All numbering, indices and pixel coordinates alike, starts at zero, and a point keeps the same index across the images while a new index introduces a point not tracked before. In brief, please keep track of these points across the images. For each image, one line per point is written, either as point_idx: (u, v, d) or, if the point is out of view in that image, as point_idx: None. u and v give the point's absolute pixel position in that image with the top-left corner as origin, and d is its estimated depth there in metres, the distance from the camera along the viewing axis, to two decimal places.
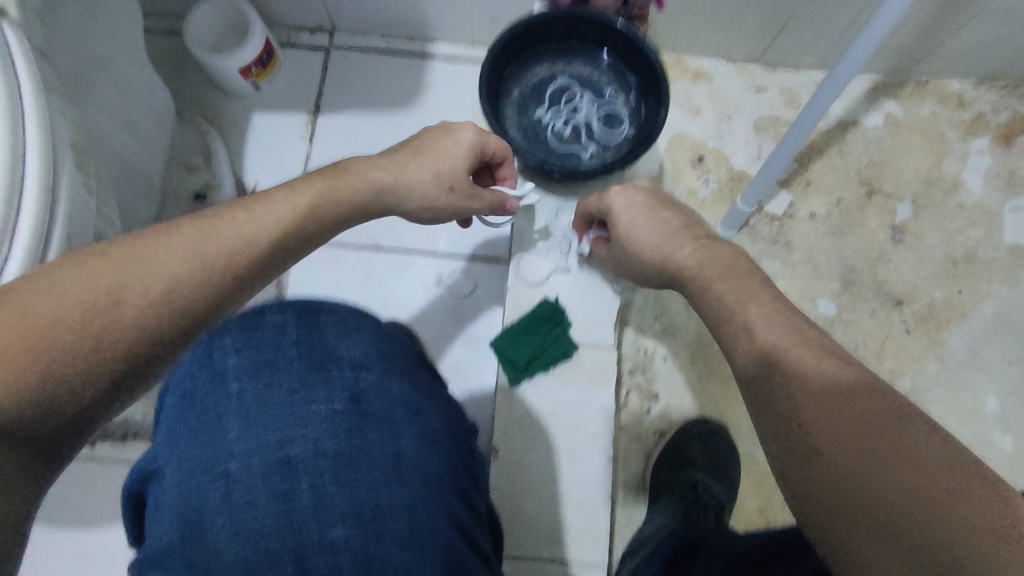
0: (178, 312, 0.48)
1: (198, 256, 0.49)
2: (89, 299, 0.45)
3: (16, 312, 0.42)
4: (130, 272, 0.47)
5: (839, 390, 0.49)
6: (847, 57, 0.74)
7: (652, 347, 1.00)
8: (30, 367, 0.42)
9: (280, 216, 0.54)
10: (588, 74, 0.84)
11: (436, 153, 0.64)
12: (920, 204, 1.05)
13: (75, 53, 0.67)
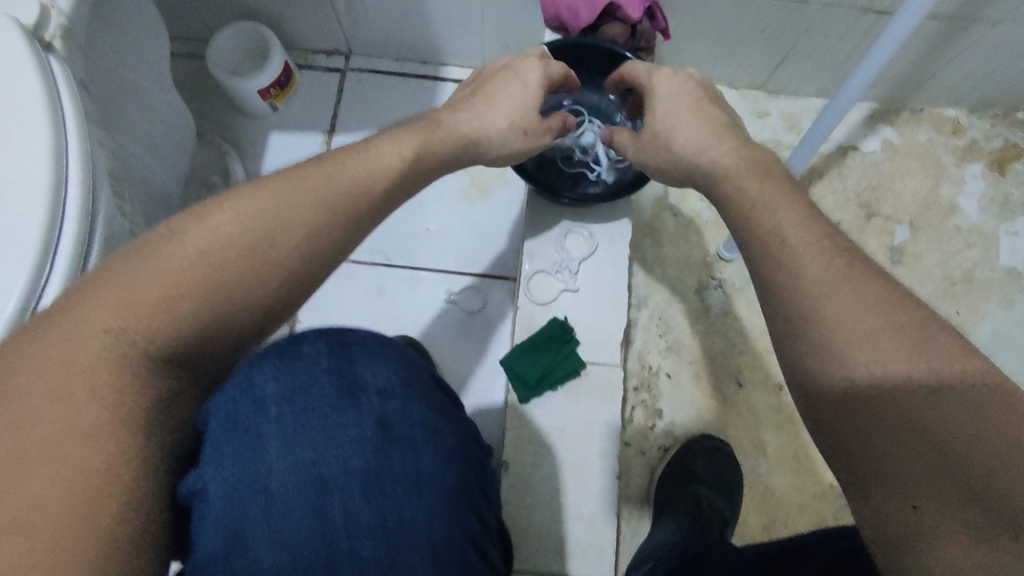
0: (313, 255, 0.50)
1: (328, 199, 0.51)
2: (240, 242, 0.47)
3: (185, 253, 0.46)
4: (272, 216, 0.49)
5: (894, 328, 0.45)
6: (846, 87, 0.77)
7: (657, 364, 1.02)
8: (200, 302, 0.46)
9: (389, 166, 0.54)
10: (595, 101, 0.87)
11: (502, 93, 0.62)
12: (918, 226, 1.08)
13: (108, 81, 0.71)
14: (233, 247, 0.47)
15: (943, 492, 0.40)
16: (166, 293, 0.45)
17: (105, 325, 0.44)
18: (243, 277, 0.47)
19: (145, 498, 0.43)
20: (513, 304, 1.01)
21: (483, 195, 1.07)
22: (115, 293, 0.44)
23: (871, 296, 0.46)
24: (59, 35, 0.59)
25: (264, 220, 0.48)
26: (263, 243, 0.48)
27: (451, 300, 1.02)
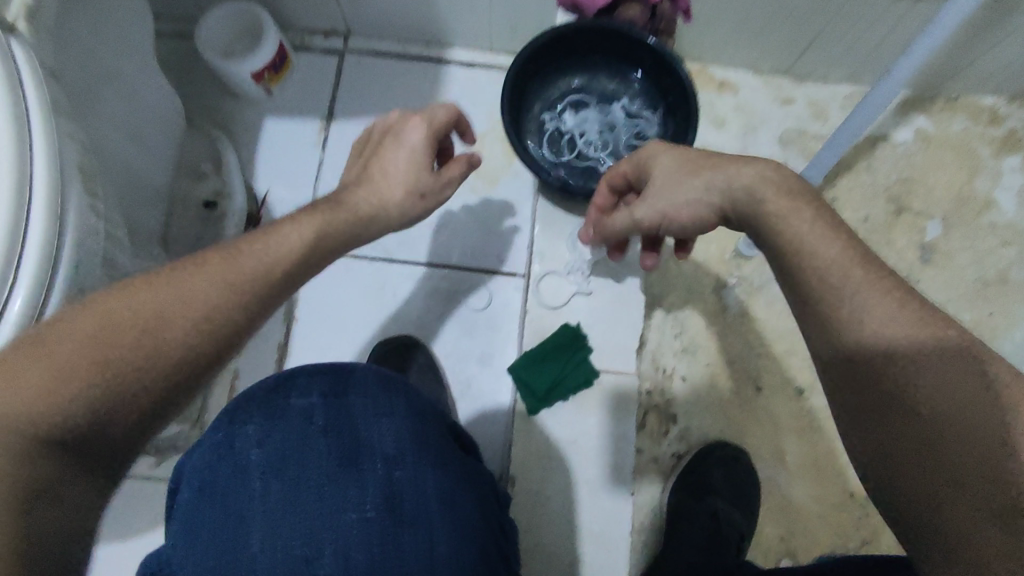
0: (210, 338, 0.48)
1: (227, 282, 0.49)
2: (130, 326, 0.45)
3: (75, 336, 0.44)
4: (167, 302, 0.47)
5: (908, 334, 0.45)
6: (888, 76, 0.71)
7: (672, 367, 0.97)
8: (87, 388, 0.43)
9: (296, 242, 0.52)
10: (613, 90, 0.81)
11: (393, 159, 0.59)
12: (951, 223, 1.02)
13: (84, 68, 0.65)
14: (123, 330, 0.45)
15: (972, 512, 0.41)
16: (47, 377, 0.42)
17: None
18: (135, 361, 0.45)
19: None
20: (519, 304, 0.95)
21: (488, 187, 1.01)
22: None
23: (888, 322, 0.45)
24: (23, 16, 0.54)
25: (158, 303, 0.46)
26: (156, 327, 0.46)
27: (455, 298, 0.97)
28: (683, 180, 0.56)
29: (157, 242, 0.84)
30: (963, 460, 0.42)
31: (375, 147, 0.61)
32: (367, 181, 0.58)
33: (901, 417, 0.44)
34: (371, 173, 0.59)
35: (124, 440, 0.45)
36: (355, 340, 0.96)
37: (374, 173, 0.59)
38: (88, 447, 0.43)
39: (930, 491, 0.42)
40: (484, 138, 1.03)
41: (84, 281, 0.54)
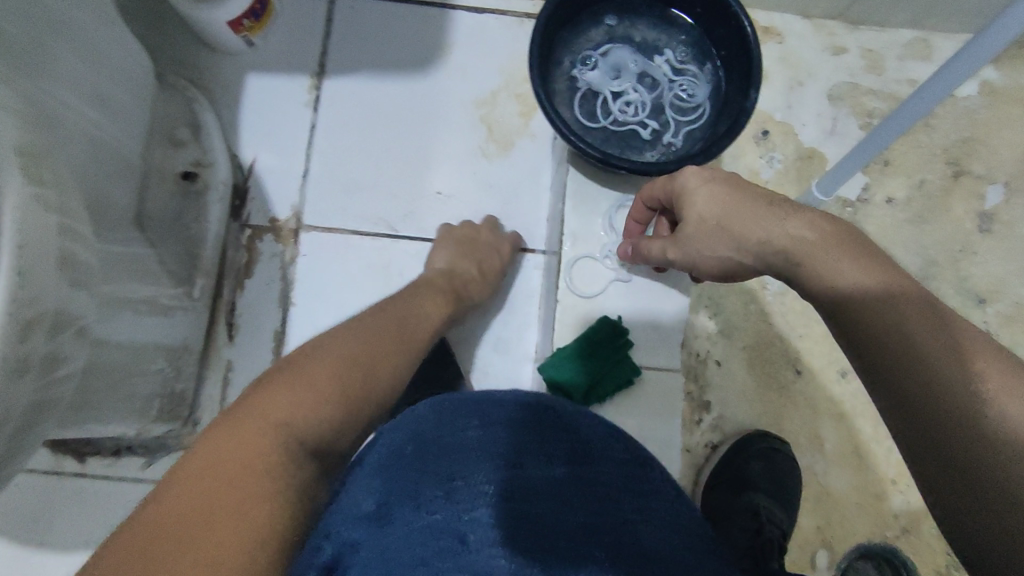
0: (401, 376, 0.59)
1: (405, 334, 0.62)
2: (353, 363, 0.56)
3: (319, 371, 0.54)
4: (378, 344, 0.59)
5: (928, 329, 0.44)
6: (973, 47, 0.59)
7: (707, 351, 0.88)
8: (334, 412, 0.52)
9: (437, 310, 0.69)
10: (654, 41, 0.70)
11: (490, 265, 0.80)
12: (1014, 188, 0.92)
13: (20, 11, 0.53)
14: (354, 367, 0.55)
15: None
16: (308, 399, 0.51)
17: (271, 421, 0.49)
18: (361, 390, 0.55)
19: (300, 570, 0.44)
20: (541, 286, 0.87)
21: (503, 152, 0.90)
22: (267, 396, 0.51)
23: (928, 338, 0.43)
24: None
25: (367, 347, 0.58)
26: (373, 365, 0.57)
27: None
28: (718, 232, 0.54)
29: (133, 220, 0.73)
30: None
31: (470, 235, 0.82)
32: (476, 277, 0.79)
33: (928, 422, 0.42)
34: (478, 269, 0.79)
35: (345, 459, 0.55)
36: None
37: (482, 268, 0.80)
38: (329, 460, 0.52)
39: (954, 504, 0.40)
40: (497, 96, 0.91)
41: (36, 291, 0.44)
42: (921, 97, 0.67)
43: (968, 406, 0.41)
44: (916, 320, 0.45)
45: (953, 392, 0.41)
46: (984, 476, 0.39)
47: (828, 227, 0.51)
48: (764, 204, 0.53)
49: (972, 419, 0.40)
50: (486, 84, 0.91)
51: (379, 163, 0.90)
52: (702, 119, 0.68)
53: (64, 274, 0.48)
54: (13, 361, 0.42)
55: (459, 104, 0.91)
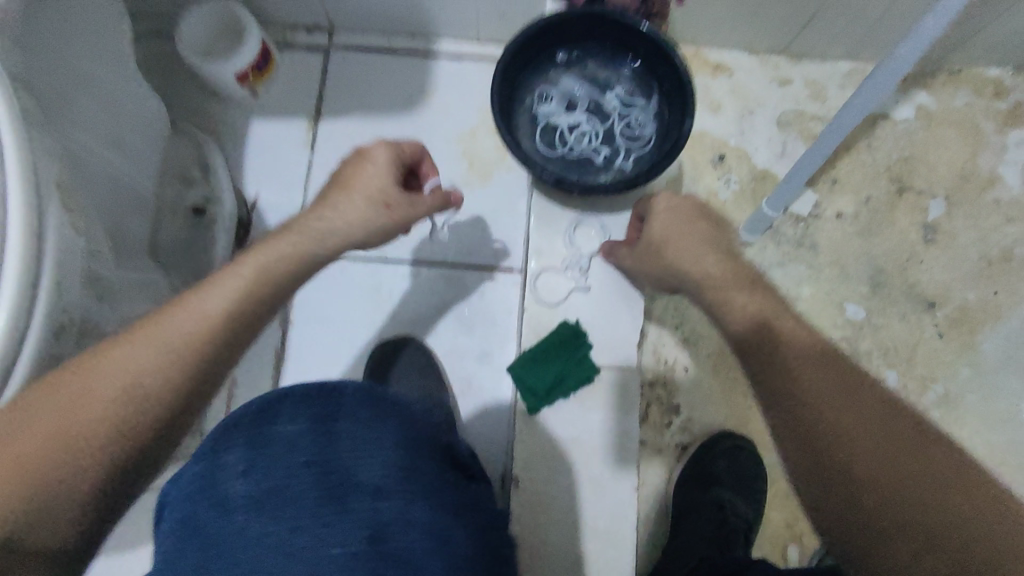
0: (140, 424, 0.51)
1: (151, 371, 0.52)
2: (52, 437, 0.48)
3: (56, 416, 0.48)
4: (137, 368, 0.51)
5: (818, 364, 0.56)
6: (886, 69, 0.68)
7: (674, 358, 0.95)
8: (61, 470, 0.48)
9: (222, 311, 0.55)
10: (606, 79, 0.79)
11: (360, 178, 0.62)
12: (954, 201, 1.00)
13: (54, 72, 0.63)
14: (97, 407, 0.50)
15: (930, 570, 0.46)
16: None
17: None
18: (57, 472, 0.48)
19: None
20: (516, 299, 0.94)
21: (482, 182, 0.99)
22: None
23: (820, 364, 0.56)
24: None
25: (83, 402, 0.49)
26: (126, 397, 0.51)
27: (444, 299, 0.96)
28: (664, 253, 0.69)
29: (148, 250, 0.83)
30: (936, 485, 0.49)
31: (344, 166, 0.64)
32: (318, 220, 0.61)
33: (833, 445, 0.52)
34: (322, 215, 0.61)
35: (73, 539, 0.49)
36: (353, 342, 0.95)
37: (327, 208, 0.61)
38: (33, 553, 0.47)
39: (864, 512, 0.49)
40: (476, 131, 1.01)
41: (67, 302, 0.52)
42: (842, 121, 0.76)
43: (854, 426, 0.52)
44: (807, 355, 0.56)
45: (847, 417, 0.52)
46: (879, 481, 0.49)
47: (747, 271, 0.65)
48: (700, 240, 0.67)
49: (863, 436, 0.51)
50: (466, 121, 1.01)
51: None
52: (648, 146, 0.77)
53: (90, 291, 0.57)
54: (49, 360, 0.50)
55: (442, 139, 1.01)
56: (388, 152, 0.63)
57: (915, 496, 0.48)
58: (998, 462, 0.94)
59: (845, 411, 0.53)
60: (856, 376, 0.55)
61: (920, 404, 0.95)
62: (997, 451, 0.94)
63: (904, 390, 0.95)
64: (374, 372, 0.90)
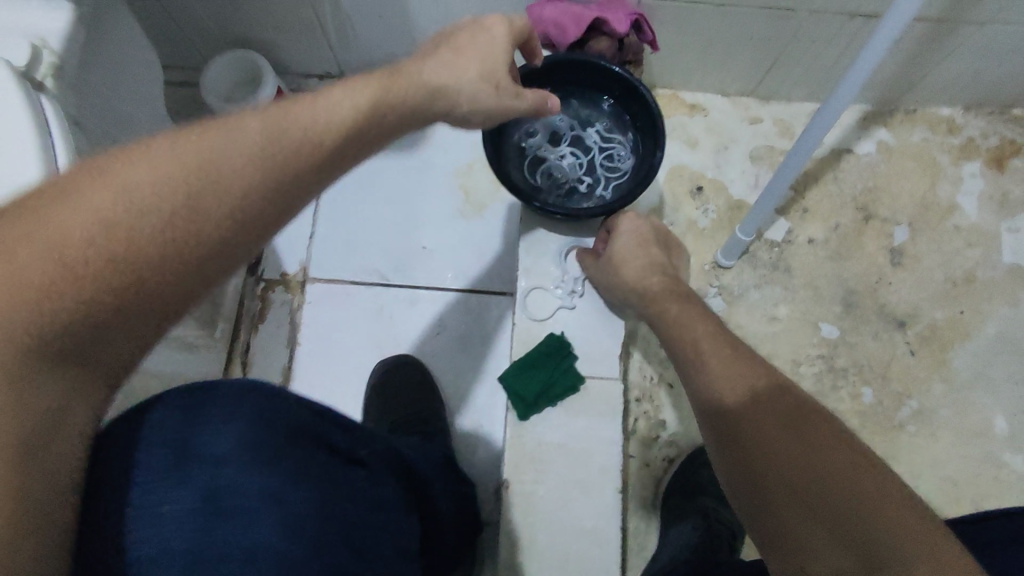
0: (200, 231, 0.43)
1: (259, 167, 0.45)
2: (114, 216, 0.41)
3: (93, 210, 0.41)
4: (199, 171, 0.44)
5: (734, 357, 0.62)
6: (838, 91, 0.76)
7: (659, 375, 1.01)
8: (99, 271, 0.41)
9: (340, 126, 0.48)
10: (586, 117, 0.87)
11: (473, 43, 0.58)
12: (917, 227, 1.07)
13: (101, 113, 0.72)
14: (142, 208, 0.42)
15: (833, 551, 0.46)
16: (53, 265, 0.40)
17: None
18: (106, 264, 0.41)
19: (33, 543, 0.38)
20: (510, 321, 1.02)
21: (478, 212, 1.07)
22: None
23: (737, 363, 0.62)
24: (50, 74, 0.62)
25: (188, 181, 0.43)
26: (184, 205, 0.43)
27: (442, 322, 1.03)
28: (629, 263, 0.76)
29: None
30: (815, 462, 0.51)
31: (453, 33, 0.59)
32: (437, 73, 0.56)
33: (734, 427, 0.57)
34: (444, 68, 0.56)
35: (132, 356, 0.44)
36: (356, 362, 1.02)
37: (445, 62, 0.56)
38: (100, 347, 0.42)
39: (750, 485, 0.53)
40: (472, 167, 1.09)
41: None
42: (798, 148, 0.84)
43: (754, 411, 0.57)
44: (721, 354, 0.63)
45: (749, 405, 0.57)
46: (767, 460, 0.53)
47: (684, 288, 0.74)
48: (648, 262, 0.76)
49: (760, 422, 0.56)
50: (461, 158, 1.10)
51: (373, 226, 1.07)
52: (625, 174, 0.86)
53: None
54: None
55: (441, 175, 1.09)
56: (505, 31, 0.60)
57: (821, 476, 0.50)
58: (974, 473, 0.98)
59: (756, 403, 0.57)
60: (768, 377, 0.60)
61: (896, 418, 1.00)
62: (973, 464, 0.98)
63: (880, 405, 1.00)
64: (376, 388, 0.97)
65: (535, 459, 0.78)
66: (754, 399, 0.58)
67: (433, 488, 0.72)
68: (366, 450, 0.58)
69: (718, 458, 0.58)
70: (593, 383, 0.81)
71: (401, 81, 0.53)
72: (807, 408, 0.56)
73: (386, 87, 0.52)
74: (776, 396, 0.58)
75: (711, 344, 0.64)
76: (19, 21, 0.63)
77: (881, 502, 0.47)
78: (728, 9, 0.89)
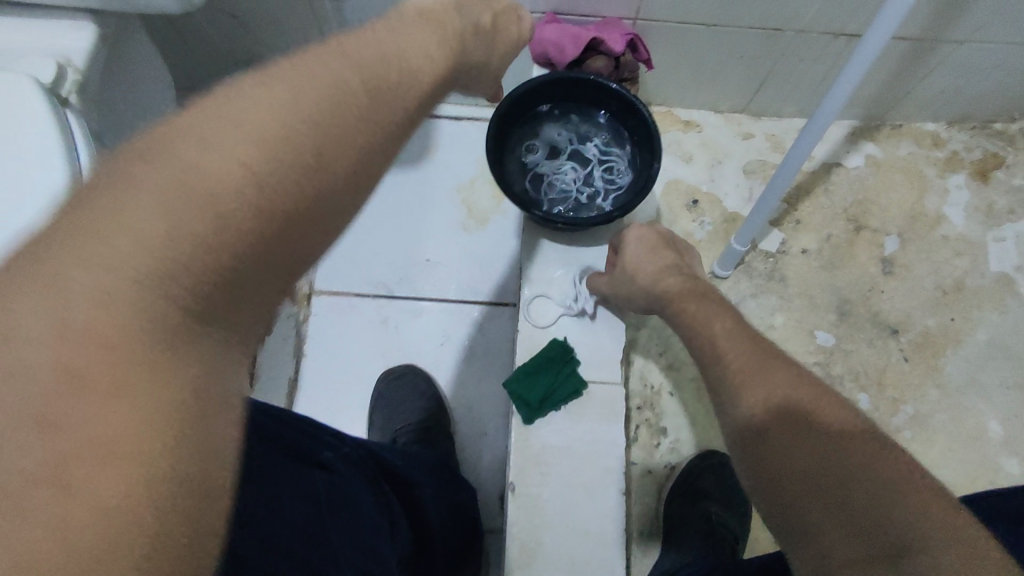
0: (340, 169, 0.37)
1: (378, 95, 0.39)
2: (246, 160, 0.34)
3: (217, 156, 0.33)
4: (323, 100, 0.37)
5: (752, 354, 0.64)
6: (824, 105, 0.80)
7: (660, 383, 1.03)
8: (245, 224, 0.33)
9: (428, 60, 0.45)
10: (585, 132, 0.91)
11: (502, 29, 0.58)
12: (907, 237, 1.11)
13: (118, 129, 0.74)
14: (276, 147, 0.34)
15: (848, 538, 0.49)
16: (204, 215, 0.32)
17: (126, 269, 0.30)
18: (248, 217, 0.33)
19: (209, 538, 0.30)
20: (511, 332, 1.04)
21: (480, 226, 1.10)
22: (114, 214, 0.31)
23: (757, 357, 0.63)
24: (74, 90, 0.65)
25: (316, 113, 0.36)
26: (317, 141, 0.36)
27: (446, 332, 1.05)
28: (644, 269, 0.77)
29: None
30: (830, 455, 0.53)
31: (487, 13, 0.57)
32: (487, 40, 0.55)
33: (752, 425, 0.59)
34: (491, 39, 0.56)
35: (271, 319, 0.37)
36: (361, 373, 1.03)
37: (492, 35, 0.56)
38: (247, 309, 0.34)
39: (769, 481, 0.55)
40: (474, 182, 1.13)
41: None
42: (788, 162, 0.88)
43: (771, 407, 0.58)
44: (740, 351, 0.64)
45: (767, 401, 0.59)
46: (784, 455, 0.55)
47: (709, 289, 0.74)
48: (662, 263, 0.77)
49: (777, 418, 0.57)
50: (464, 174, 1.13)
51: (377, 239, 1.09)
52: (621, 186, 0.89)
53: None
54: None
55: (445, 191, 1.12)
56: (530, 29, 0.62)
57: (832, 465, 0.52)
58: (971, 478, 0.99)
59: (774, 399, 0.58)
60: (786, 372, 0.61)
61: (893, 424, 1.02)
62: (970, 468, 1.00)
63: (877, 411, 1.02)
64: (381, 397, 0.98)
65: (540, 462, 0.80)
66: (764, 395, 0.59)
67: (420, 491, 0.70)
68: (333, 453, 0.59)
69: (738, 457, 0.60)
70: (596, 389, 0.83)
71: (472, 43, 0.52)
72: (822, 400, 0.58)
73: (453, 32, 0.49)
74: (794, 390, 0.59)
75: (732, 346, 0.65)
76: (45, 42, 0.66)
77: (893, 487, 0.50)
78: (719, 29, 0.93)
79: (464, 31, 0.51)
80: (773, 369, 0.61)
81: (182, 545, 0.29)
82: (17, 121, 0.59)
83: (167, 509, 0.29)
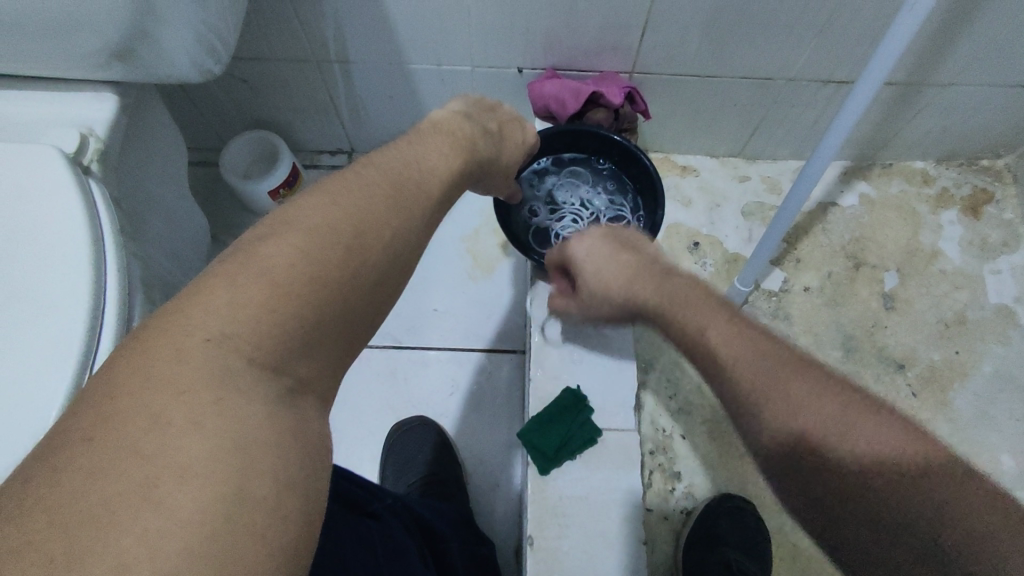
0: (375, 252, 0.44)
1: (401, 196, 0.48)
2: (303, 248, 0.41)
3: (281, 246, 0.40)
4: (363, 202, 0.45)
5: (760, 357, 0.53)
6: (821, 147, 0.82)
7: (671, 427, 1.02)
8: (304, 300, 0.39)
9: (443, 169, 0.53)
10: (588, 179, 0.93)
11: (512, 136, 0.66)
12: (906, 273, 1.13)
13: (134, 193, 0.76)
14: (328, 238, 0.42)
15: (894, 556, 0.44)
16: (270, 294, 0.38)
17: (205, 333, 0.37)
18: (308, 293, 0.40)
19: (285, 552, 0.34)
20: (521, 379, 1.05)
21: (486, 275, 1.11)
22: (201, 296, 0.38)
23: (754, 363, 0.53)
24: (95, 159, 0.67)
25: (357, 212, 0.44)
26: (360, 235, 0.43)
27: (457, 382, 1.05)
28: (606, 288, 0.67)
29: None
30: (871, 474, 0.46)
31: (499, 123, 0.64)
32: (496, 142, 0.63)
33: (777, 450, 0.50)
34: (501, 141, 0.63)
35: (327, 382, 0.43)
36: (371, 427, 1.02)
37: (500, 138, 0.64)
38: (302, 366, 0.40)
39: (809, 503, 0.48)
40: (479, 232, 1.15)
41: None
42: (789, 202, 0.90)
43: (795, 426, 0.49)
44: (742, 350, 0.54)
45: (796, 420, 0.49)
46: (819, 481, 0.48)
47: (688, 286, 0.62)
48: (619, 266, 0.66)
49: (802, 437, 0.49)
50: (469, 225, 1.15)
51: None
52: None
53: None
54: None
55: (451, 242, 1.14)
56: (535, 140, 0.70)
57: (872, 485, 0.45)
58: None
59: (796, 413, 0.49)
60: (800, 370, 0.52)
61: None
62: None
63: None
64: (392, 451, 0.98)
65: (559, 513, 0.79)
66: (791, 408, 0.50)
67: (446, 543, 0.69)
68: (379, 503, 0.60)
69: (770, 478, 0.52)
70: (609, 436, 0.83)
71: (481, 145, 0.59)
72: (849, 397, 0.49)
73: (464, 139, 0.57)
74: (815, 394, 0.50)
75: (736, 358, 0.54)
76: (71, 113, 0.69)
77: (952, 505, 0.43)
78: (713, 78, 0.97)
79: (474, 136, 0.59)
80: (785, 370, 0.52)
81: (262, 553, 0.33)
82: (41, 191, 0.61)
83: (255, 518, 0.34)
